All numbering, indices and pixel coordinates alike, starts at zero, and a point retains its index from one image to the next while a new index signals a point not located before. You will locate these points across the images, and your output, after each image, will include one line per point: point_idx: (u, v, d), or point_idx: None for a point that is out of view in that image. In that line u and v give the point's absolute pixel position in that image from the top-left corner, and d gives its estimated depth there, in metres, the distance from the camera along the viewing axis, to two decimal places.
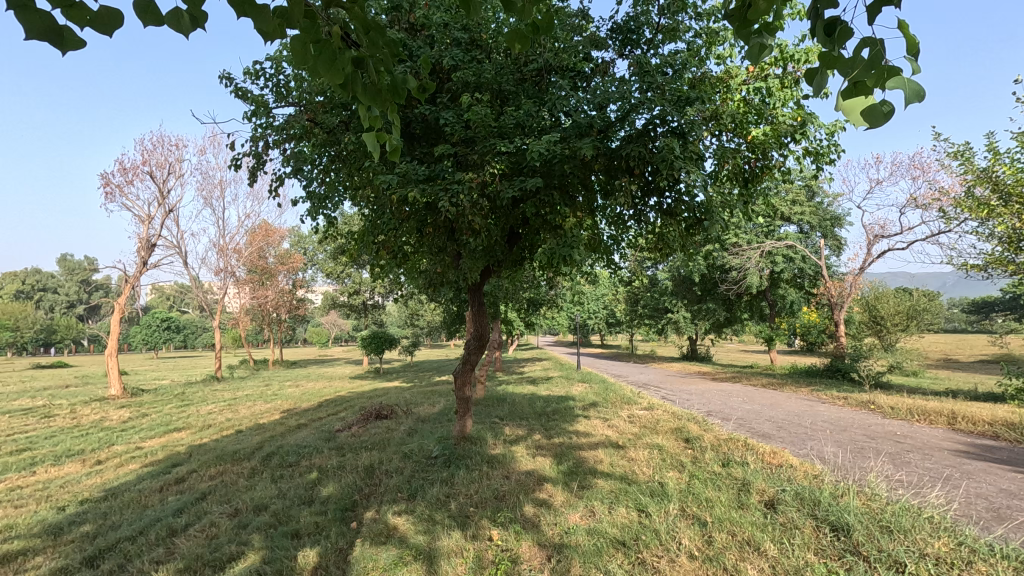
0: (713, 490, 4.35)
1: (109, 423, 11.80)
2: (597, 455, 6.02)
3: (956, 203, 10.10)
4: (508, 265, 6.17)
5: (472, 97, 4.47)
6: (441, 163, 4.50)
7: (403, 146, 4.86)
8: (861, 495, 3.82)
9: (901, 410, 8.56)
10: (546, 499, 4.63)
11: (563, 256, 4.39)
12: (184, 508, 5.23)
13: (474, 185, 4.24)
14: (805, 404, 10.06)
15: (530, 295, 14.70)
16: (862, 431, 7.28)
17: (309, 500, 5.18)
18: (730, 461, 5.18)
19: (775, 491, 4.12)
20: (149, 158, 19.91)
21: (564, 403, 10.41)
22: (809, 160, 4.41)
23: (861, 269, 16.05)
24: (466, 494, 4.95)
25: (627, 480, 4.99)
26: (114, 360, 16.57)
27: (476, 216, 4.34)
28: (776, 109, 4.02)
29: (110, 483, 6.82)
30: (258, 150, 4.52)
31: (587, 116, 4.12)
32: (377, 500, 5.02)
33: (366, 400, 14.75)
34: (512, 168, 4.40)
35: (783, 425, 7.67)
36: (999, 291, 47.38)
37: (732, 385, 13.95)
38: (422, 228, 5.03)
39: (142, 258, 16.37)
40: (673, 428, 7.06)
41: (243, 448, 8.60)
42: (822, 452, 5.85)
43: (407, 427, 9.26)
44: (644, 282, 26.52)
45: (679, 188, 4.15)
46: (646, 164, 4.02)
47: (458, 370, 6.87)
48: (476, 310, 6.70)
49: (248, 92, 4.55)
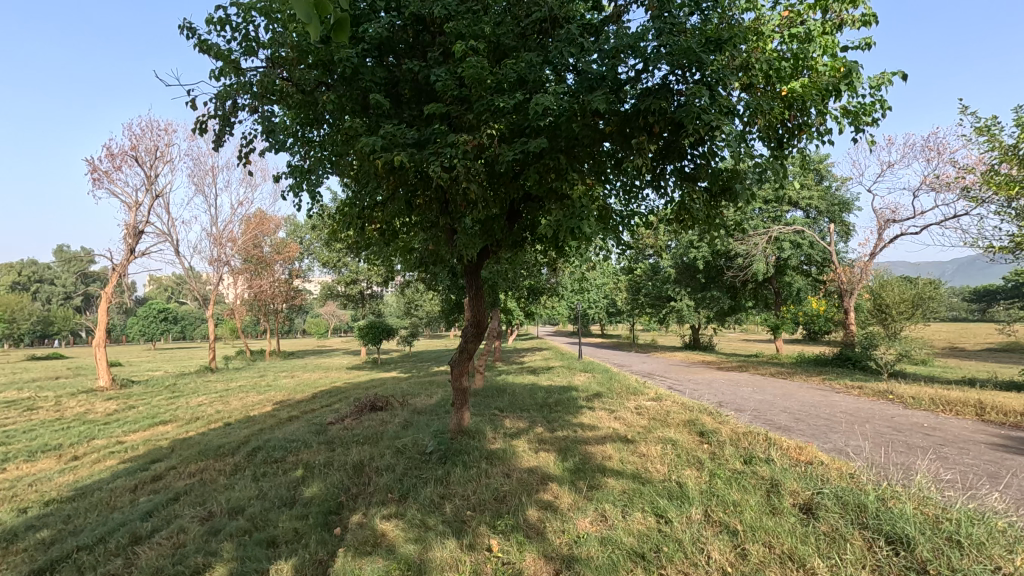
0: (739, 492, 3.89)
1: (93, 416, 11.33)
2: (605, 451, 5.57)
3: (981, 181, 9.56)
4: (508, 244, 5.65)
5: (466, 51, 3.94)
6: (432, 126, 3.98)
7: (390, 109, 4.34)
8: (912, 499, 3.35)
9: (923, 400, 8.11)
10: (551, 502, 4.17)
11: (571, 229, 3.86)
12: (154, 511, 4.78)
13: (470, 149, 3.73)
14: (819, 394, 9.62)
15: (531, 281, 14.22)
16: (886, 423, 6.81)
17: (291, 502, 4.72)
18: (753, 457, 4.72)
19: (810, 493, 3.66)
20: (137, 143, 19.39)
21: (567, 393, 9.96)
22: (848, 120, 3.86)
23: (871, 254, 15.56)
24: (463, 496, 4.49)
25: (641, 479, 4.52)
26: (102, 351, 16.11)
27: (472, 184, 3.82)
28: (816, 58, 3.48)
29: (82, 481, 6.37)
30: (225, 112, 4.00)
31: (598, 68, 3.58)
32: (364, 502, 4.56)
33: (362, 391, 14.30)
34: (512, 130, 3.87)
35: (801, 417, 7.20)
36: (1003, 280, 46.99)
37: (738, 375, 13.52)
38: (412, 200, 4.53)
39: (129, 245, 15.87)
40: (686, 421, 6.61)
41: (229, 442, 8.14)
42: (848, 446, 5.38)
43: (402, 420, 8.80)
44: (646, 270, 26.01)
45: (704, 151, 3.62)
46: (666, 122, 3.50)
47: (454, 358, 6.38)
48: (474, 293, 6.18)
49: (213, 46, 4.04)
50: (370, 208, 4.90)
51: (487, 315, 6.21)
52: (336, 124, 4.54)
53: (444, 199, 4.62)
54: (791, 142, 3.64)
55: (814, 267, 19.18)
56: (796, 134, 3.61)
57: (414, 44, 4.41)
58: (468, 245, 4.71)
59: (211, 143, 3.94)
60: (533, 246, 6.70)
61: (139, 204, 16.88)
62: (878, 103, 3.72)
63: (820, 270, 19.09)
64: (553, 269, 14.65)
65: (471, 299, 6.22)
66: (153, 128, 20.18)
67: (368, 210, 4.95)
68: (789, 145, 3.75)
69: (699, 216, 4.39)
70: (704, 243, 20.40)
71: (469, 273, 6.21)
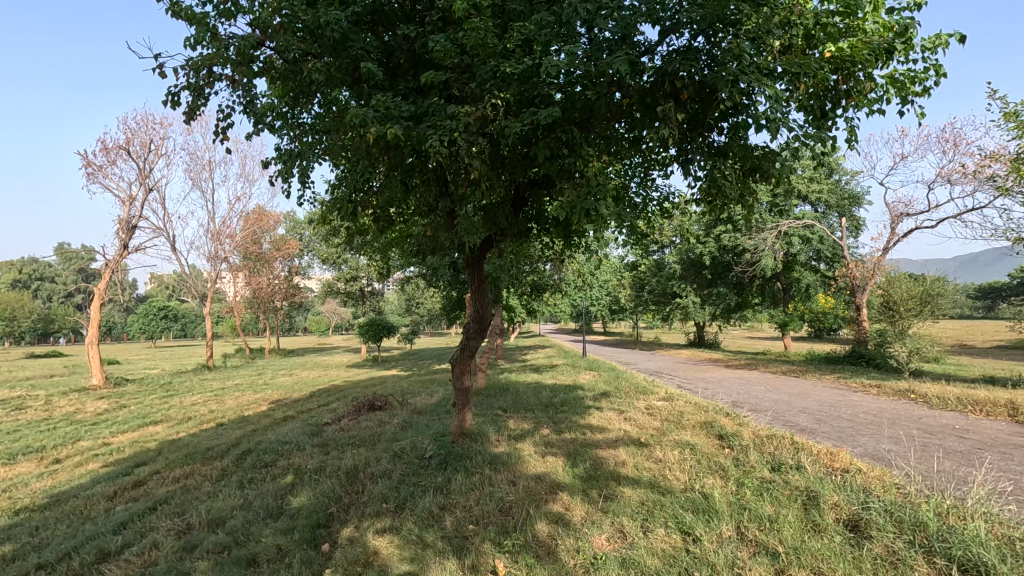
0: (772, 505, 3.49)
1: (82, 416, 10.94)
2: (618, 455, 5.18)
3: (1007, 169, 9.12)
4: (512, 232, 5.28)
5: (468, 14, 3.54)
6: (431, 97, 3.58)
7: (385, 82, 3.94)
8: (977, 517, 2.94)
9: (949, 400, 7.70)
10: (562, 514, 3.78)
11: (586, 212, 3.44)
12: (128, 523, 4.40)
13: (473, 121, 3.34)
14: (836, 393, 9.22)
15: (534, 277, 13.81)
16: (914, 424, 6.40)
17: (277, 514, 4.32)
18: (782, 464, 4.31)
19: (855, 507, 3.26)
20: (132, 137, 18.99)
21: (573, 393, 9.57)
22: (898, 89, 3.43)
23: (885, 249, 15.11)
24: (464, 506, 4.11)
25: (660, 489, 4.12)
26: (96, 348, 15.74)
27: (474, 160, 3.43)
28: (866, 15, 3.06)
29: (60, 487, 5.99)
30: (197, 81, 3.57)
31: (618, 29, 3.17)
32: (357, 513, 4.18)
33: (361, 390, 13.90)
34: (520, 101, 3.48)
35: (822, 418, 6.80)
36: (1008, 277, 46.55)
37: (749, 372, 13.11)
38: (408, 181, 4.14)
39: (123, 240, 15.48)
40: (702, 423, 6.21)
41: (219, 444, 7.75)
42: (881, 451, 4.98)
43: (401, 420, 8.42)
44: (650, 266, 25.58)
45: (737, 123, 3.20)
46: (696, 88, 3.08)
47: (455, 356, 5.98)
48: (476, 287, 5.77)
49: (186, 8, 3.62)
50: (365, 193, 4.50)
51: (491, 311, 5.80)
52: (326, 98, 4.11)
53: (444, 181, 4.23)
54: (837, 115, 3.23)
55: (824, 263, 18.76)
56: (844, 106, 3.19)
57: (410, 11, 4.01)
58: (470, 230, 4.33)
59: (181, 116, 3.52)
60: (539, 235, 6.32)
61: (133, 199, 16.49)
62: (933, 70, 3.29)
63: (830, 266, 18.66)
64: (557, 265, 14.22)
65: (473, 292, 5.80)
66: (148, 121, 19.81)
67: (363, 193, 4.53)
68: (832, 119, 3.34)
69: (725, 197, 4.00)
70: (711, 239, 19.96)
71: (471, 266, 5.79)
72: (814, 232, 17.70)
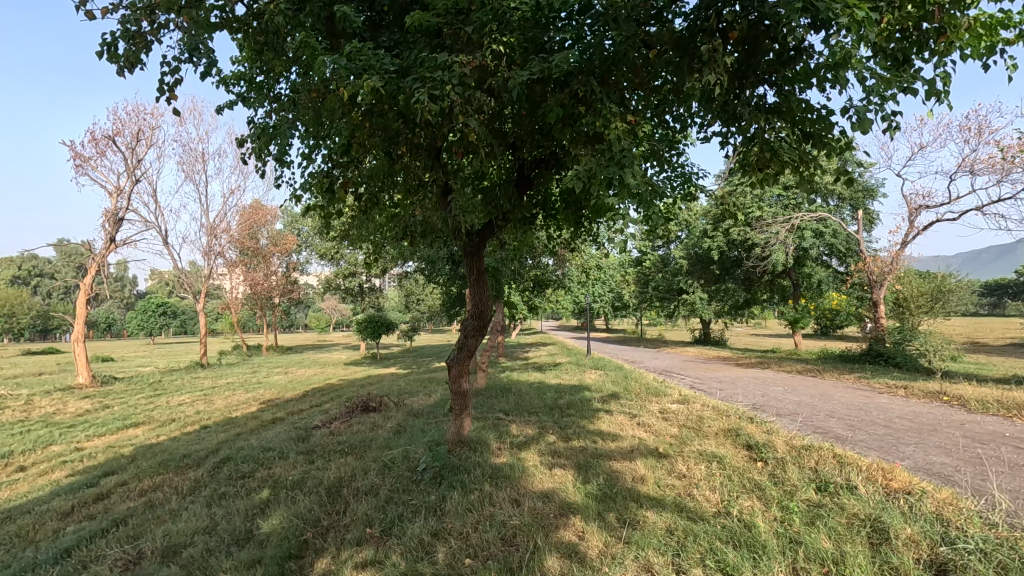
0: (830, 540, 2.89)
1: (60, 418, 10.33)
2: (636, 468, 4.58)
3: None
4: (514, 212, 4.73)
5: None
6: (418, 47, 3.00)
7: (368, 32, 3.36)
8: None
9: (989, 404, 7.10)
10: (576, 546, 3.19)
11: (607, 182, 2.85)
12: (73, 551, 3.81)
13: (469, 72, 2.77)
14: (861, 395, 8.63)
15: (536, 272, 13.21)
16: (957, 432, 5.80)
17: (244, 541, 3.73)
18: (829, 483, 3.71)
19: (938, 546, 2.66)
20: (122, 127, 18.35)
21: (579, 394, 8.99)
22: (994, 36, 2.79)
23: (903, 242, 14.48)
24: (460, 534, 3.51)
25: (688, 513, 3.53)
26: (82, 346, 15.15)
27: (471, 119, 2.85)
28: None
29: (14, 501, 5.41)
30: (139, 27, 2.96)
31: None
32: (336, 540, 3.59)
33: (356, 389, 13.31)
34: (527, 49, 2.92)
35: (854, 424, 6.20)
36: (1016, 274, 45.98)
37: (762, 371, 12.51)
38: (394, 151, 3.55)
39: (110, 234, 14.92)
40: (725, 430, 5.62)
41: (197, 450, 7.16)
42: (933, 465, 4.38)
43: (394, 424, 7.83)
44: (655, 262, 24.98)
45: (796, 70, 2.60)
46: (748, 25, 2.47)
47: (452, 356, 5.38)
48: (475, 279, 5.15)
49: None
50: (345, 169, 3.90)
51: (492, 307, 5.19)
52: (299, 57, 3.50)
53: (437, 151, 3.66)
54: (922, 62, 2.59)
55: (836, 259, 18.15)
56: (932, 50, 2.55)
57: None
58: (467, 210, 3.73)
59: (115, 68, 2.91)
60: (545, 220, 5.71)
61: (121, 191, 15.91)
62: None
63: (843, 262, 18.04)
64: (561, 260, 13.63)
65: (471, 284, 5.18)
66: (139, 111, 19.19)
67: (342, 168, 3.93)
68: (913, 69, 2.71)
69: (767, 169, 3.40)
70: (719, 233, 19.33)
71: (469, 255, 5.17)
72: (827, 227, 17.07)
